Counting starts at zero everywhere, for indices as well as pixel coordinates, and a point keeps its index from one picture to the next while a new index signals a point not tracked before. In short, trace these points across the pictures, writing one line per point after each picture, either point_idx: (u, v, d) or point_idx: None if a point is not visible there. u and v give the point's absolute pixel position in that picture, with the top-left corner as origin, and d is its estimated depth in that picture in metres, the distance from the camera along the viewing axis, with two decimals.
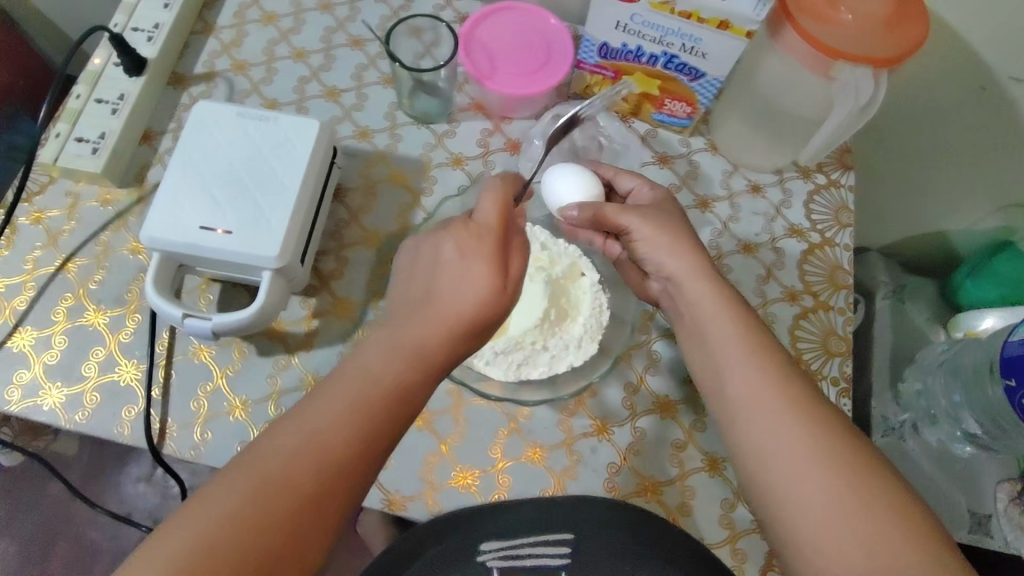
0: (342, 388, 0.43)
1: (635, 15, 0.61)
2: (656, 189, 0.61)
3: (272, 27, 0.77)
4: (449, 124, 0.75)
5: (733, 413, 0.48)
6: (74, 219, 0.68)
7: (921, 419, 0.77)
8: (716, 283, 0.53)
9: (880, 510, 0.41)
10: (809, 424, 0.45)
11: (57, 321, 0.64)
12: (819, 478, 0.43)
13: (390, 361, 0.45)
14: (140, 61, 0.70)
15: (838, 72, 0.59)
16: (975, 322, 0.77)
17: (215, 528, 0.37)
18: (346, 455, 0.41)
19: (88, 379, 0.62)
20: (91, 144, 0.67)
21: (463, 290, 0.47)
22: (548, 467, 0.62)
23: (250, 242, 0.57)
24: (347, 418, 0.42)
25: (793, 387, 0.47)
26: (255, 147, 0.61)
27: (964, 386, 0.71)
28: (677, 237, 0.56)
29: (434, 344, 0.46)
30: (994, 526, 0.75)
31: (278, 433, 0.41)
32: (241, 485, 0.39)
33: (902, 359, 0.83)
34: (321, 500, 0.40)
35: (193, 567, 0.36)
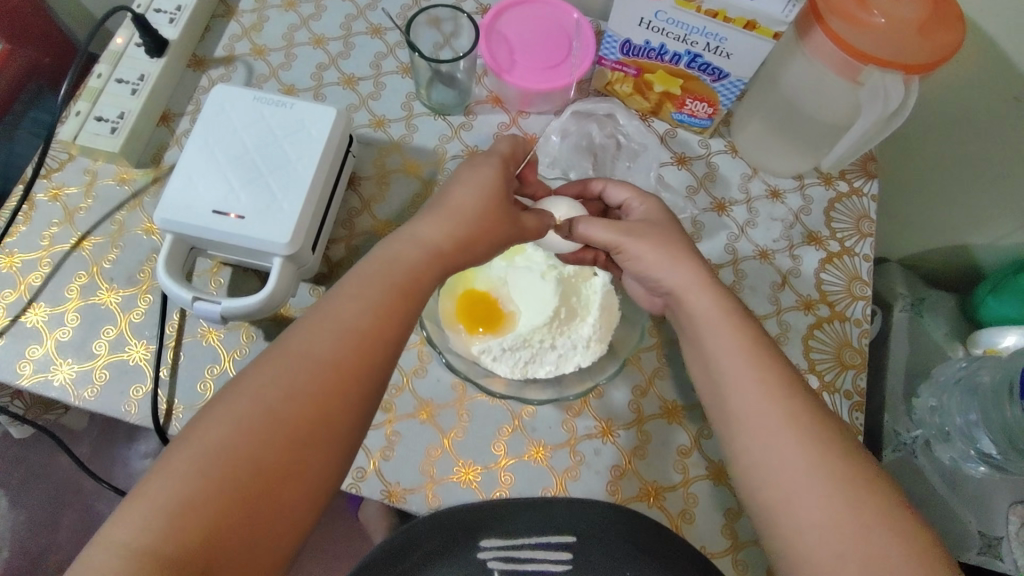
0: (308, 333, 0.44)
1: (659, 12, 0.60)
2: (647, 201, 0.60)
3: (293, 13, 0.77)
4: (465, 116, 0.74)
5: (732, 423, 0.48)
6: (91, 197, 0.68)
7: (933, 435, 0.76)
8: (718, 292, 0.53)
9: (881, 531, 0.40)
10: (811, 439, 0.44)
11: (70, 299, 0.64)
12: (822, 496, 0.42)
13: (366, 294, 0.47)
14: (161, 43, 0.70)
15: (867, 77, 0.58)
16: (996, 339, 0.76)
17: (222, 452, 0.39)
18: (318, 396, 0.42)
19: (98, 357, 0.63)
20: (111, 124, 0.67)
21: (434, 234, 0.51)
22: (550, 466, 0.62)
23: (262, 228, 0.57)
24: (318, 361, 0.43)
25: (794, 402, 0.46)
26: (270, 132, 0.61)
27: (980, 406, 0.69)
28: (677, 248, 0.55)
29: (399, 289, 0.48)
30: (1004, 549, 0.74)
31: (267, 363, 0.43)
32: (217, 433, 0.40)
33: (917, 372, 0.82)
34: (301, 443, 0.41)
35: (209, 486, 0.38)
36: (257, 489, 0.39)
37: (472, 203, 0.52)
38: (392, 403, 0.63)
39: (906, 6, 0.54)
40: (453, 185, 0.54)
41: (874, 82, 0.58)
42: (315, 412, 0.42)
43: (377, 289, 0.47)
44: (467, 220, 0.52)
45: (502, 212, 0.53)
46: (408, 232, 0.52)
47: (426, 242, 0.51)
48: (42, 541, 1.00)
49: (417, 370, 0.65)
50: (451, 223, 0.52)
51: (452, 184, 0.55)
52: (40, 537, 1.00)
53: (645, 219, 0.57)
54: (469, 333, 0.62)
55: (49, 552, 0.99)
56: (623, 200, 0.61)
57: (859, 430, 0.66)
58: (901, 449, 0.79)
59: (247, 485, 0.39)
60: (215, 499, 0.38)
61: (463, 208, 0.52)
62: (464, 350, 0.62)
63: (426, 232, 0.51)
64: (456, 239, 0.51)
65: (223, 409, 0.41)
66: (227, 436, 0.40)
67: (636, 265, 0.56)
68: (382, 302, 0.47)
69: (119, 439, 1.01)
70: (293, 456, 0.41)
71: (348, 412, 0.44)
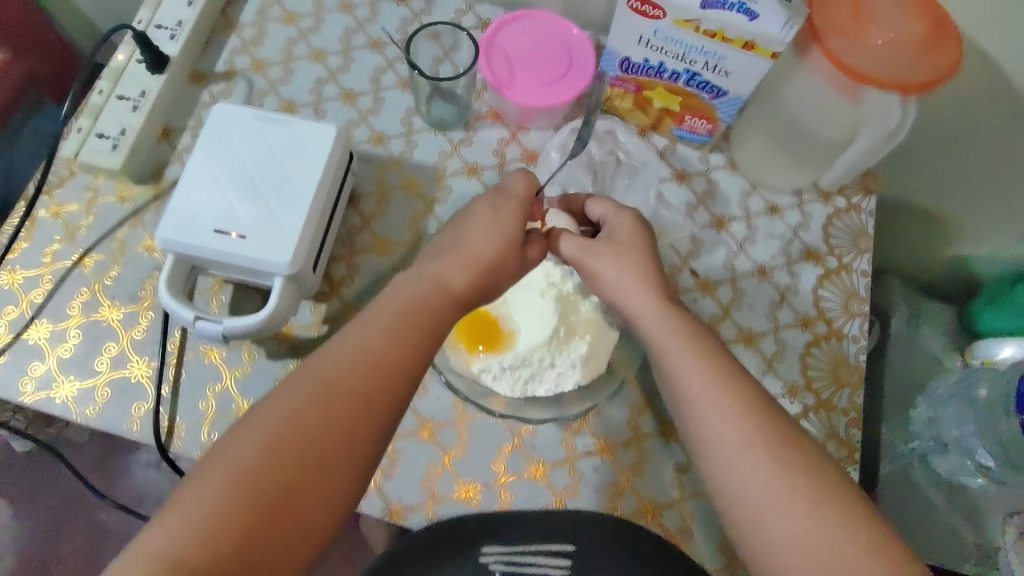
0: (332, 357, 0.45)
1: (658, 30, 0.60)
2: (621, 215, 0.59)
3: (293, 28, 0.77)
4: (465, 132, 0.75)
5: (700, 443, 0.48)
6: (92, 214, 0.68)
7: (930, 448, 0.77)
8: (675, 312, 0.53)
9: (850, 544, 0.41)
10: (774, 454, 0.45)
11: (72, 315, 0.65)
12: (792, 512, 0.43)
13: (389, 326, 0.47)
14: (162, 59, 0.70)
15: (868, 96, 0.59)
16: (993, 350, 0.77)
17: (239, 473, 0.39)
18: (341, 416, 0.43)
19: (100, 374, 0.63)
20: (111, 141, 0.68)
21: (449, 270, 0.52)
22: (549, 484, 0.63)
23: (263, 247, 0.57)
24: (337, 388, 0.44)
25: (751, 422, 0.46)
26: (270, 151, 0.61)
27: (976, 417, 0.71)
28: (637, 269, 0.55)
29: (418, 320, 0.48)
30: (1002, 559, 0.74)
31: (288, 387, 0.44)
32: (241, 451, 0.40)
33: (914, 385, 0.84)
34: (317, 467, 0.41)
35: (226, 506, 0.38)
36: (272, 511, 0.39)
37: (491, 245, 0.53)
38: None
39: (904, 23, 0.55)
40: (472, 221, 0.55)
41: (875, 100, 0.59)
42: (336, 431, 0.42)
43: (398, 314, 0.48)
44: (484, 254, 0.53)
45: (513, 248, 0.54)
46: (422, 266, 0.52)
47: (436, 274, 0.52)
48: (43, 548, 1.00)
49: (418, 388, 0.65)
50: (463, 257, 0.52)
51: (468, 222, 0.55)
52: (42, 544, 1.00)
53: (611, 238, 0.57)
54: (469, 351, 0.62)
55: (50, 559, 1.00)
56: (602, 214, 0.61)
57: (855, 447, 0.67)
58: (898, 461, 0.80)
59: (263, 506, 0.39)
60: (237, 517, 0.38)
61: (478, 248, 0.53)
62: (464, 369, 0.62)
63: (443, 271, 0.52)
64: (476, 279, 0.52)
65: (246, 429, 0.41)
66: (251, 453, 0.40)
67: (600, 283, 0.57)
68: (404, 325, 0.48)
69: (120, 449, 1.01)
70: (309, 479, 0.41)
71: (365, 440, 0.44)
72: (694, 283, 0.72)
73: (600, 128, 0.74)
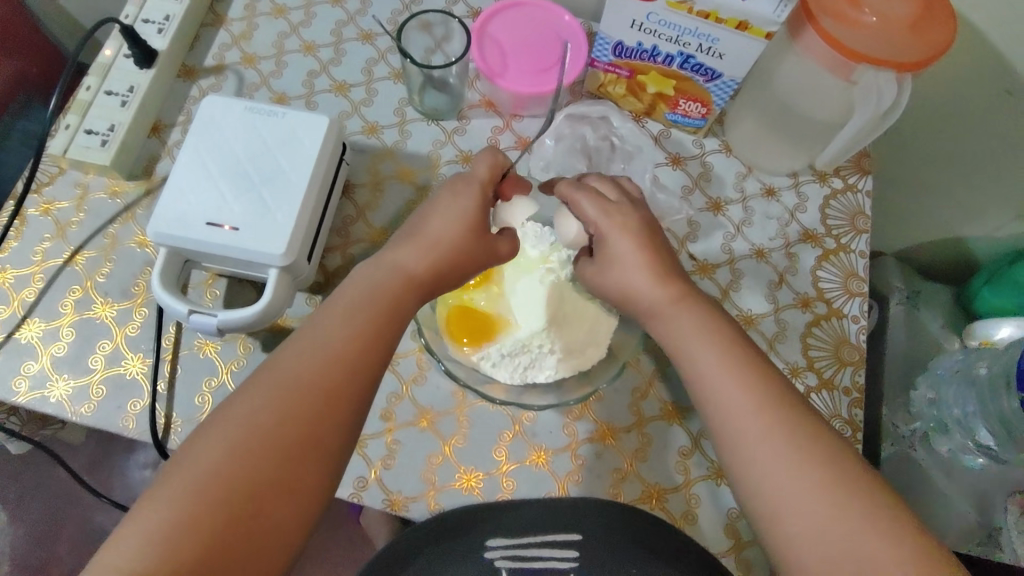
0: (295, 353, 0.45)
1: (651, 14, 0.60)
2: (635, 208, 0.56)
3: (283, 20, 0.76)
4: (458, 121, 0.74)
5: (718, 434, 0.48)
6: (83, 211, 0.68)
7: (932, 427, 0.76)
8: (693, 303, 0.53)
9: (872, 534, 0.40)
10: (793, 444, 0.44)
11: (65, 313, 0.64)
12: (812, 500, 0.42)
13: (351, 318, 0.47)
14: (150, 54, 0.69)
15: (860, 76, 0.58)
16: (991, 330, 0.78)
17: (207, 476, 0.39)
18: (309, 414, 0.42)
19: (94, 372, 0.62)
20: (101, 136, 0.67)
21: (411, 257, 0.51)
22: (552, 471, 0.62)
23: (256, 238, 0.57)
24: (303, 383, 0.43)
25: (771, 410, 0.46)
26: (262, 142, 0.61)
27: (978, 396, 0.70)
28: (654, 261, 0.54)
29: (381, 311, 0.48)
30: (1004, 538, 0.74)
31: (253, 387, 0.43)
32: (208, 457, 0.39)
33: (914, 364, 0.84)
34: (289, 464, 0.41)
35: (196, 509, 0.37)
36: (245, 511, 0.39)
37: (448, 230, 0.52)
38: (391, 412, 0.63)
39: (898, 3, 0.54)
40: (432, 209, 0.54)
41: (868, 81, 0.58)
42: (306, 429, 0.42)
43: (362, 306, 0.48)
44: (446, 241, 0.52)
45: (478, 233, 0.53)
46: (390, 255, 0.52)
47: (408, 266, 0.51)
48: (41, 554, 0.99)
49: (416, 377, 0.65)
50: (427, 245, 0.52)
51: (430, 210, 0.54)
52: (39, 550, 0.99)
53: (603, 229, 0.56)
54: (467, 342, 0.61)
55: (49, 565, 0.99)
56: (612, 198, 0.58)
57: (859, 427, 0.67)
58: (900, 442, 0.80)
59: (235, 506, 0.38)
60: (208, 522, 0.37)
61: (438, 231, 0.52)
62: (462, 358, 0.61)
63: (402, 259, 0.51)
64: (438, 265, 0.52)
65: (213, 432, 0.40)
66: (219, 458, 0.39)
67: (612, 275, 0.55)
68: (370, 317, 0.47)
69: (117, 450, 1.01)
70: (282, 477, 0.40)
71: (337, 433, 0.43)
72: (692, 266, 0.71)
73: (596, 114, 0.74)
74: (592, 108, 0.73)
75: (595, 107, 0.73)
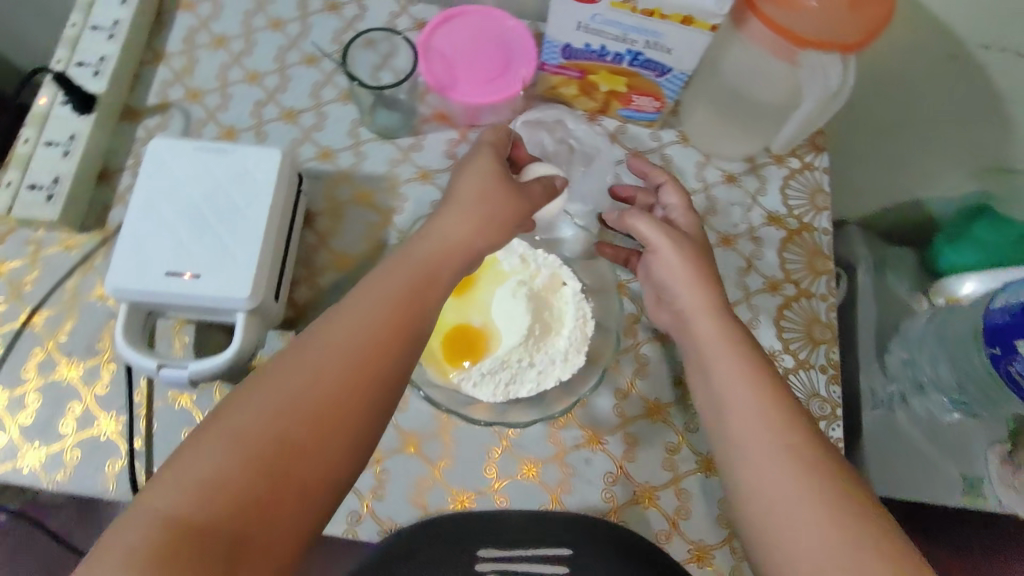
0: (305, 354, 0.43)
1: (595, 15, 0.59)
2: (691, 215, 0.63)
3: (224, 51, 0.75)
4: (413, 137, 0.73)
5: (728, 446, 0.49)
6: (37, 268, 0.65)
7: (908, 389, 0.80)
8: (725, 318, 0.55)
9: (855, 529, 0.42)
10: (798, 456, 0.45)
11: (29, 378, 0.62)
12: (805, 515, 0.43)
13: (364, 321, 0.46)
14: (88, 99, 0.67)
15: (805, 58, 0.58)
16: (955, 287, 0.81)
17: (201, 480, 0.37)
18: (313, 421, 0.41)
19: (66, 437, 0.60)
20: (45, 191, 0.64)
21: (428, 248, 0.52)
22: (543, 482, 0.62)
23: (220, 283, 0.55)
24: (308, 387, 0.42)
25: (784, 426, 0.47)
26: (213, 182, 0.59)
27: (948, 354, 0.73)
28: (697, 268, 0.57)
29: (398, 314, 0.47)
30: (987, 487, 0.78)
31: (258, 385, 0.42)
32: (208, 459, 0.38)
33: (887, 329, 0.86)
34: (287, 472, 0.39)
35: (185, 515, 0.36)
36: (237, 520, 0.37)
37: (461, 224, 0.53)
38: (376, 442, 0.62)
39: None
40: (448, 203, 0.55)
41: (814, 63, 0.58)
42: (306, 438, 0.40)
43: (376, 308, 0.46)
44: (462, 230, 0.53)
45: (492, 214, 0.54)
46: (409, 249, 0.51)
47: (424, 257, 0.51)
48: None
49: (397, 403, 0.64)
50: (439, 240, 0.52)
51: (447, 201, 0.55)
52: None
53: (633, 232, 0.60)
54: (447, 362, 0.61)
55: None
56: (673, 202, 0.64)
57: (838, 403, 0.68)
58: (880, 407, 0.82)
59: (229, 513, 0.37)
60: (198, 531, 0.36)
61: (450, 226, 0.53)
62: (441, 381, 0.60)
63: (422, 250, 0.51)
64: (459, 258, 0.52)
65: (212, 433, 0.39)
66: (218, 461, 0.38)
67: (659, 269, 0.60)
68: (382, 322, 0.46)
69: None
70: (280, 485, 0.39)
71: (342, 442, 0.42)
72: None
73: (552, 116, 0.73)
74: (545, 111, 0.73)
75: (551, 108, 0.73)
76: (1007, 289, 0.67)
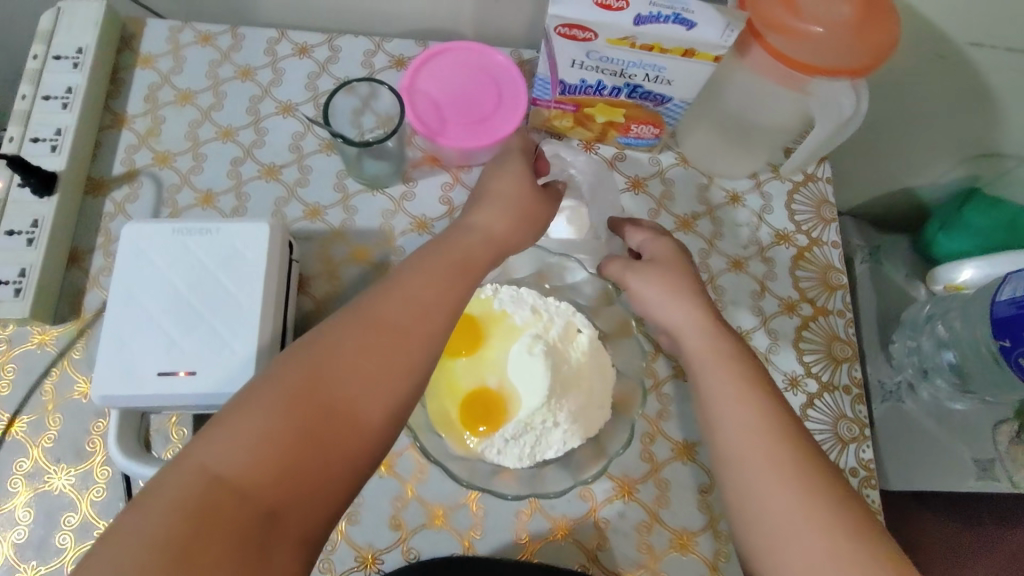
0: (343, 336, 0.43)
1: (591, 52, 0.56)
2: (665, 241, 0.59)
3: (191, 107, 0.70)
4: (404, 185, 0.69)
5: (723, 466, 0.47)
6: (11, 368, 0.61)
7: (915, 376, 0.78)
8: (719, 334, 0.52)
9: (844, 537, 0.41)
10: (799, 481, 0.43)
11: (17, 491, 0.57)
12: (806, 544, 0.41)
13: (405, 305, 0.45)
14: (48, 178, 0.62)
15: (814, 88, 0.57)
16: (952, 275, 0.75)
17: (235, 454, 0.37)
18: (352, 402, 0.41)
19: (65, 551, 0.56)
20: (12, 285, 0.59)
21: (470, 240, 0.52)
22: (578, 541, 0.60)
23: (220, 378, 0.52)
24: (344, 370, 0.42)
25: (782, 449, 0.45)
26: (199, 266, 0.55)
27: (953, 339, 0.72)
28: (678, 290, 0.55)
29: (435, 302, 0.47)
30: (998, 468, 0.76)
31: (294, 364, 0.41)
32: (243, 433, 0.38)
33: (888, 319, 0.83)
34: (321, 450, 0.39)
35: (219, 487, 0.36)
36: (269, 495, 0.37)
37: (496, 222, 0.54)
38: (400, 518, 0.59)
39: (837, 8, 0.52)
40: (488, 197, 0.56)
41: (823, 93, 0.57)
42: (339, 418, 0.40)
43: (416, 295, 0.46)
44: (504, 223, 0.54)
45: (531, 207, 0.56)
46: (450, 241, 0.52)
47: (467, 248, 0.51)
48: None
49: (418, 475, 0.61)
50: (481, 235, 0.53)
51: (483, 199, 0.56)
52: None
53: (652, 259, 0.57)
54: (468, 431, 0.58)
55: None
56: (641, 242, 0.60)
57: (865, 423, 0.66)
58: (889, 398, 0.79)
59: (261, 486, 0.37)
60: (230, 502, 0.36)
61: (487, 223, 0.54)
62: (462, 452, 0.57)
63: (466, 244, 0.52)
64: (498, 254, 0.53)
65: (248, 409, 0.39)
66: (256, 431, 0.38)
67: (640, 304, 0.57)
68: (420, 303, 0.46)
69: None
70: (313, 461, 0.39)
71: (374, 424, 0.42)
72: None
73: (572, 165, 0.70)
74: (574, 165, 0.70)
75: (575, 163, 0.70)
76: (1012, 276, 0.65)
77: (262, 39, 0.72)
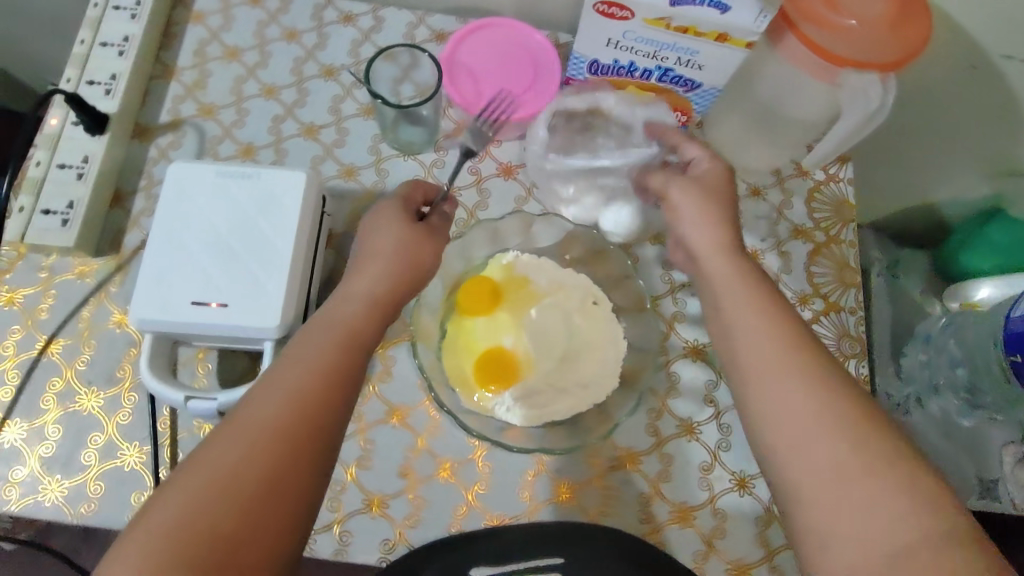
0: (258, 397, 0.44)
1: (628, 32, 0.58)
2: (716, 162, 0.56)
3: (237, 63, 0.73)
4: (436, 153, 0.71)
5: (742, 378, 0.46)
6: (51, 296, 0.64)
7: (924, 391, 0.77)
8: (734, 255, 0.51)
9: (851, 431, 0.41)
10: (814, 381, 0.43)
11: (48, 409, 0.60)
12: (817, 443, 0.41)
13: (315, 351, 0.47)
14: (100, 118, 0.65)
15: (845, 79, 0.58)
16: (970, 292, 0.79)
17: (173, 524, 0.38)
18: (280, 453, 0.41)
19: (89, 468, 0.58)
20: (60, 216, 0.62)
21: (353, 304, 0.51)
22: (581, 506, 0.61)
23: (249, 314, 0.54)
24: (266, 423, 0.42)
25: (796, 349, 0.45)
26: (238, 208, 0.57)
27: (969, 360, 0.72)
28: (710, 209, 0.53)
29: (339, 345, 0.47)
30: (1001, 490, 0.75)
31: (219, 433, 0.42)
32: (175, 505, 0.38)
33: (901, 333, 0.83)
34: (262, 498, 0.40)
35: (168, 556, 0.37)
36: (218, 550, 0.38)
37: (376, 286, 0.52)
38: (411, 467, 0.61)
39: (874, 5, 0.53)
40: (367, 258, 0.54)
41: (851, 84, 0.58)
42: (272, 465, 0.41)
43: (317, 343, 0.47)
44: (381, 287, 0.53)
45: (407, 267, 0.54)
46: (328, 310, 0.51)
47: (348, 315, 0.50)
48: None
49: (431, 429, 0.63)
50: (359, 297, 0.52)
51: (359, 266, 0.54)
52: None
53: (697, 176, 0.55)
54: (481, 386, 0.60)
55: None
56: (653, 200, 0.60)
57: None
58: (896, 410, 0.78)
59: (208, 545, 0.38)
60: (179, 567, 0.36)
61: (365, 288, 0.52)
62: (474, 406, 0.59)
63: (344, 311, 0.51)
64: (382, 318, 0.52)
65: (179, 481, 0.39)
66: (188, 498, 0.39)
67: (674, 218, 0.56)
68: (323, 348, 0.47)
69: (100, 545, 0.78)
70: (256, 510, 0.39)
71: (309, 463, 0.42)
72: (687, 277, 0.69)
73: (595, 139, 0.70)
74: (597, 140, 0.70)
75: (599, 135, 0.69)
76: None
77: (309, 4, 0.75)
